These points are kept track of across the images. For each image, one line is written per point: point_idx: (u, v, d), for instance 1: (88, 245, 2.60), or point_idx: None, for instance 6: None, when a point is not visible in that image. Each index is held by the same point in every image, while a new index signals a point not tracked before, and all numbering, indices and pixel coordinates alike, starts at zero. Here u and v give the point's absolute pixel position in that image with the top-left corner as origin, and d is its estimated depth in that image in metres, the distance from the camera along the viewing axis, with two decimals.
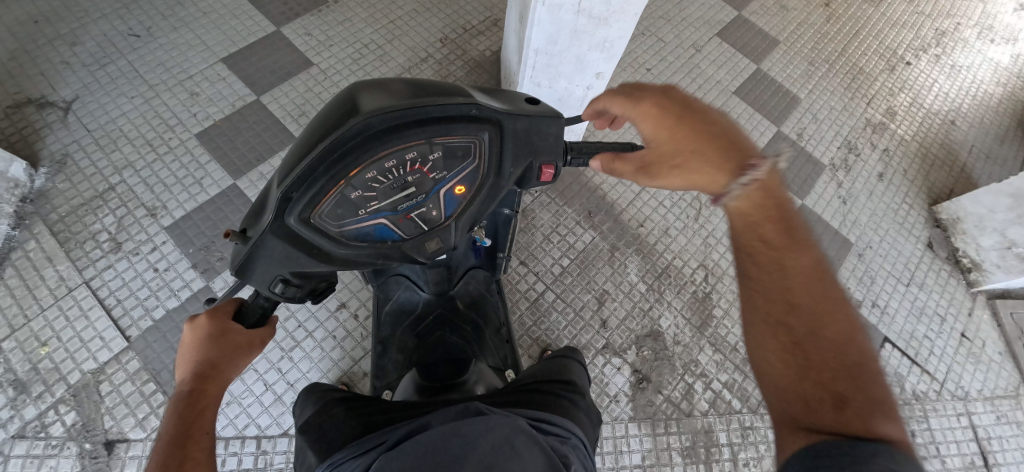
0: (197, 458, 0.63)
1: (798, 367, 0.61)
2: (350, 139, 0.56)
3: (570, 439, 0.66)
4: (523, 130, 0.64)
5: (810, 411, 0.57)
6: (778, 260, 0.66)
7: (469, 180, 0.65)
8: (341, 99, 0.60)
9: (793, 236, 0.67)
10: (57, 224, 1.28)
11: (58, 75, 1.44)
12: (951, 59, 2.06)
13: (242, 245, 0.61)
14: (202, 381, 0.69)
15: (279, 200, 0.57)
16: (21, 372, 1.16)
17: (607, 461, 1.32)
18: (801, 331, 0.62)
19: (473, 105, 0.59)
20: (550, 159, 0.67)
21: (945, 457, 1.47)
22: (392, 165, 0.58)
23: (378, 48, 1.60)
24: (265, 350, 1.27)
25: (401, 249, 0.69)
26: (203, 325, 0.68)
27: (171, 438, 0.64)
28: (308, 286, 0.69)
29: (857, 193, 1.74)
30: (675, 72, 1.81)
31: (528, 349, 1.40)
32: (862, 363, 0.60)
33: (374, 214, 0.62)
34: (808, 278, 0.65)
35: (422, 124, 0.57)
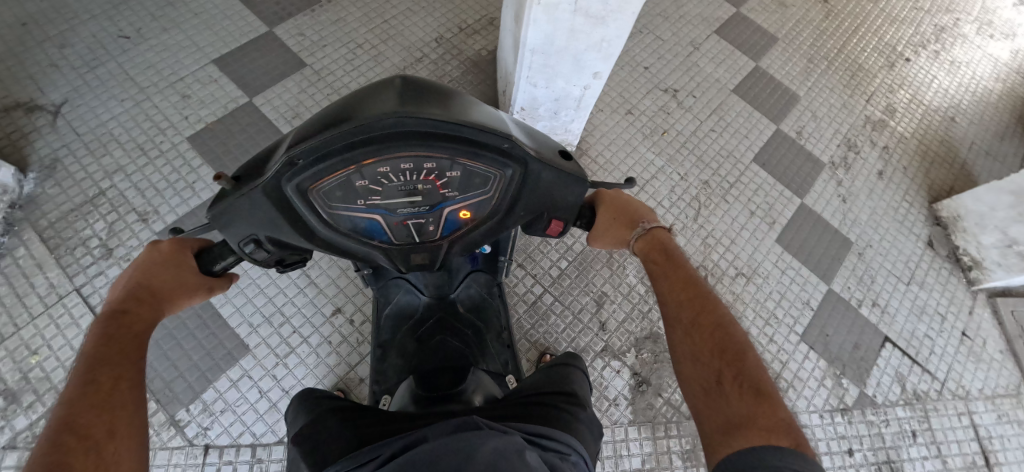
0: (120, 379, 0.62)
1: (700, 371, 0.69)
2: (376, 129, 0.53)
3: (571, 456, 0.65)
4: (544, 183, 0.63)
5: (717, 413, 0.65)
6: (669, 276, 0.76)
7: (477, 208, 0.63)
8: (384, 83, 0.58)
9: (674, 252, 0.77)
10: (46, 231, 1.26)
11: (46, 78, 1.42)
12: (951, 55, 2.04)
13: (228, 190, 0.58)
14: (137, 303, 0.67)
15: (285, 162, 0.55)
16: (11, 382, 1.14)
17: (607, 466, 1.31)
18: (696, 337, 0.71)
19: (507, 140, 0.57)
20: (562, 218, 0.69)
21: (947, 457, 1.46)
22: (407, 168, 0.56)
23: (372, 48, 1.58)
24: (260, 356, 1.26)
25: (387, 250, 0.67)
26: (162, 253, 0.68)
27: (92, 354, 0.62)
28: (278, 255, 0.66)
29: (856, 192, 1.73)
30: (673, 70, 1.80)
31: (526, 352, 1.39)
32: (747, 353, 0.69)
33: (372, 208, 0.60)
34: (693, 286, 0.75)
35: (452, 140, 0.55)
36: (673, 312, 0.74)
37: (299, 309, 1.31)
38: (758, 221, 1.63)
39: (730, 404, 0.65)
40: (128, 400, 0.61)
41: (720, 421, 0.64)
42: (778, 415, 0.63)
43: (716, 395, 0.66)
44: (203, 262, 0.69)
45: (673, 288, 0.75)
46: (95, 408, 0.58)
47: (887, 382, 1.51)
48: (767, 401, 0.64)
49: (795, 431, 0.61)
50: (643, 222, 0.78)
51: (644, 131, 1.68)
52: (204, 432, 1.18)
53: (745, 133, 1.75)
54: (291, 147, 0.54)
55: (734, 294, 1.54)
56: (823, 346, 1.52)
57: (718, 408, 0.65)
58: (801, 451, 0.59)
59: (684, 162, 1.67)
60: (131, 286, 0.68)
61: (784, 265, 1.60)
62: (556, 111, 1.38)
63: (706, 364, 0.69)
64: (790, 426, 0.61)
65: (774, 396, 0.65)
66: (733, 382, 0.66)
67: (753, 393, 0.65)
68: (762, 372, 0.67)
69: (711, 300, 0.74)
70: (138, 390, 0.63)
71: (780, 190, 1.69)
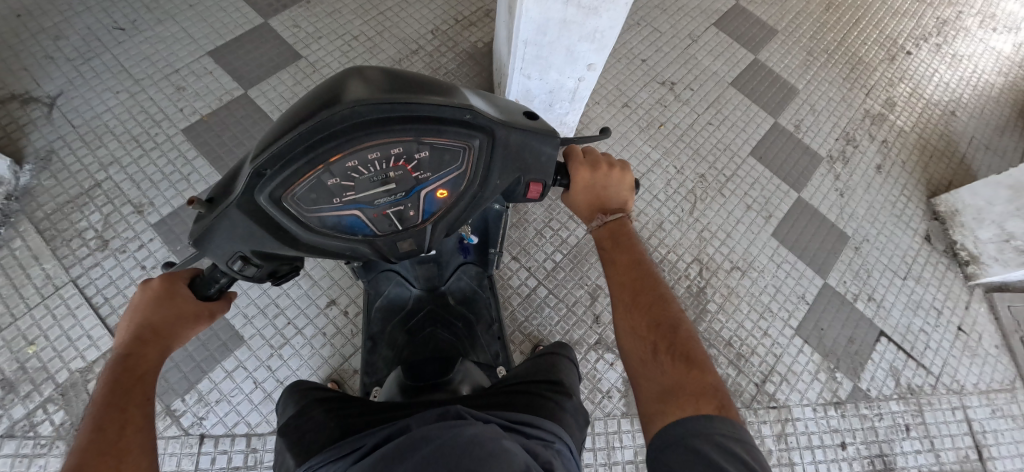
0: (134, 421, 0.62)
1: (638, 343, 0.72)
2: (335, 125, 0.54)
3: (554, 444, 0.65)
4: (514, 146, 0.63)
5: (651, 383, 0.68)
6: (614, 257, 0.78)
7: (452, 185, 0.63)
8: (330, 82, 0.58)
9: (628, 235, 0.78)
10: (43, 222, 1.27)
11: (42, 70, 1.42)
12: (952, 49, 2.02)
13: (204, 213, 0.59)
14: (141, 343, 0.68)
15: (252, 175, 0.56)
16: (8, 372, 1.16)
17: (599, 457, 1.32)
18: (634, 311, 0.74)
19: (467, 110, 0.58)
20: (539, 178, 0.68)
21: (940, 451, 1.46)
22: (375, 157, 0.56)
23: (367, 40, 1.58)
24: (254, 347, 1.27)
25: (372, 243, 0.67)
26: (155, 289, 0.68)
27: (103, 401, 0.63)
28: (268, 267, 0.67)
29: (854, 186, 1.72)
30: (670, 63, 1.78)
31: (520, 345, 1.40)
32: (681, 325, 0.72)
33: (349, 204, 0.60)
34: (636, 264, 0.78)
35: (413, 121, 0.56)
36: (616, 291, 0.77)
37: (293, 301, 1.32)
38: (755, 215, 1.63)
39: (662, 373, 0.68)
40: (138, 441, 0.61)
41: (653, 390, 0.67)
42: (706, 379, 0.66)
43: (650, 366, 0.69)
44: (198, 290, 0.69)
45: (619, 266, 0.78)
46: (107, 453, 0.58)
47: (881, 376, 1.51)
48: (696, 367, 0.67)
49: (721, 395, 0.65)
50: (600, 215, 0.78)
51: (641, 124, 1.68)
52: (199, 422, 1.20)
53: (742, 127, 1.74)
54: (254, 159, 0.55)
55: (730, 288, 1.54)
56: (818, 340, 1.52)
57: (651, 377, 0.68)
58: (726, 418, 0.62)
59: (681, 155, 1.66)
60: (133, 328, 0.68)
61: (780, 259, 1.59)
62: (550, 103, 1.38)
63: (643, 336, 0.72)
64: (716, 390, 0.65)
65: (703, 362, 0.68)
66: (665, 351, 0.69)
67: (683, 361, 0.68)
68: (694, 341, 0.70)
69: (651, 276, 0.77)
70: (148, 431, 0.63)
71: (777, 184, 1.68)
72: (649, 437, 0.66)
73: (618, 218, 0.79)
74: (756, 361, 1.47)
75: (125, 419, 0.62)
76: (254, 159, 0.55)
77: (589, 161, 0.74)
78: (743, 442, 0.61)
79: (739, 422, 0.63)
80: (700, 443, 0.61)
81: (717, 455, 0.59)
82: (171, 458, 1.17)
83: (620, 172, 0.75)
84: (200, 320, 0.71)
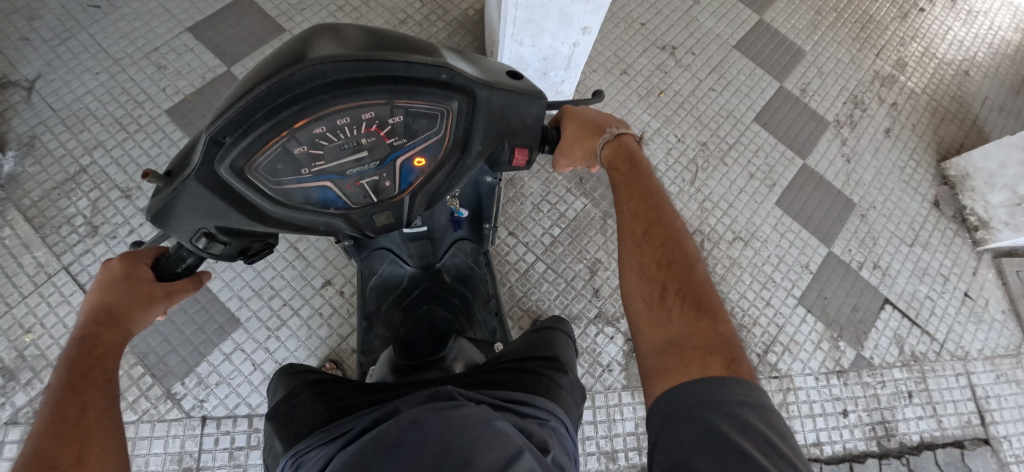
0: (98, 404, 0.60)
1: (645, 284, 0.69)
2: (295, 88, 0.49)
3: (549, 422, 0.64)
4: (497, 108, 0.59)
5: (659, 332, 0.66)
6: (624, 187, 0.74)
7: (430, 152, 0.60)
8: (297, 39, 0.52)
9: (640, 165, 0.73)
10: (30, 210, 1.25)
11: (18, 53, 1.38)
12: (968, 4, 1.93)
13: (162, 188, 0.55)
14: (99, 327, 0.65)
15: (210, 143, 0.51)
16: (7, 360, 1.16)
17: (600, 430, 1.32)
18: (645, 250, 0.70)
19: (444, 70, 0.53)
20: (524, 142, 0.65)
21: (942, 417, 1.46)
22: (345, 122, 0.53)
23: (353, 10, 1.51)
24: (251, 329, 1.27)
25: (348, 217, 0.65)
26: (115, 268, 0.66)
27: (60, 384, 0.60)
28: (237, 245, 0.64)
29: (861, 151, 1.67)
30: (671, 26, 1.71)
31: (519, 320, 1.38)
32: (695, 269, 0.68)
33: (319, 175, 0.58)
34: (651, 200, 0.73)
35: (382, 82, 0.52)
36: (625, 225, 0.74)
37: (288, 282, 1.31)
38: (758, 184, 1.59)
39: (670, 320, 0.65)
40: (102, 422, 0.59)
41: (662, 339, 0.65)
42: (715, 331, 0.63)
43: (658, 311, 0.67)
44: (162, 270, 0.67)
45: (630, 196, 0.74)
46: (68, 436, 0.56)
47: (885, 345, 1.50)
48: (708, 318, 0.64)
49: (732, 349, 0.62)
50: (610, 129, 0.72)
51: (640, 91, 1.62)
52: (200, 405, 1.20)
53: (746, 92, 1.68)
54: (209, 127, 0.50)
55: (732, 259, 1.51)
56: (821, 309, 1.50)
57: (657, 326, 0.66)
58: (735, 376, 0.59)
59: (681, 123, 1.61)
60: (91, 310, 0.66)
61: (784, 229, 1.56)
62: (544, 72, 1.33)
63: (652, 277, 0.69)
64: (727, 343, 0.62)
65: (716, 311, 0.65)
66: (675, 295, 0.66)
67: (693, 310, 0.65)
68: (708, 286, 0.67)
69: (667, 214, 0.72)
70: (112, 413, 0.61)
71: (782, 150, 1.64)
72: (651, 391, 0.63)
73: (624, 136, 0.73)
74: (758, 332, 1.46)
75: (84, 401, 0.59)
76: (210, 126, 0.51)
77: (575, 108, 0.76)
78: (759, 406, 0.57)
79: (753, 379, 0.60)
80: (711, 413, 0.57)
81: (729, 425, 0.56)
82: (174, 440, 1.18)
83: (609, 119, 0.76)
84: (162, 299, 0.68)
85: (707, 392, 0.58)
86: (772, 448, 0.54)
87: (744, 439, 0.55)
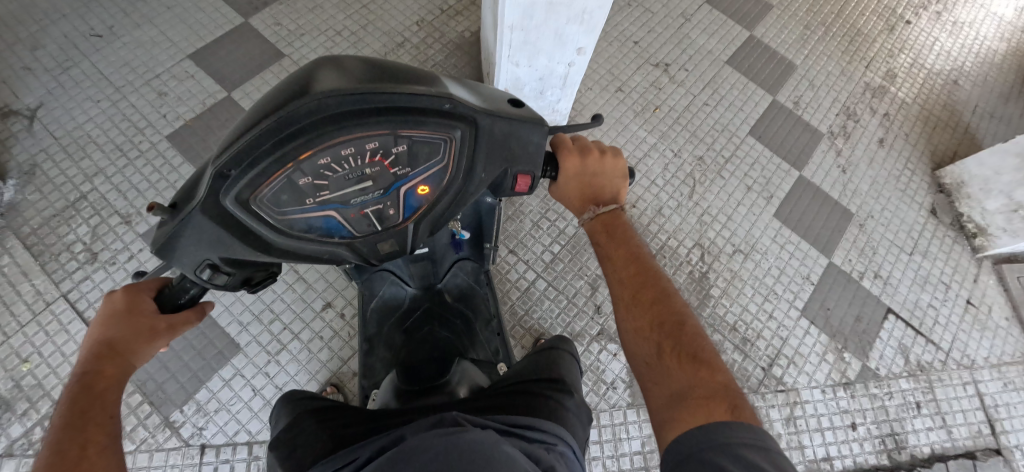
0: (97, 443, 0.60)
1: (642, 345, 0.69)
2: (300, 121, 0.50)
3: (557, 446, 0.62)
4: (500, 136, 0.60)
5: (662, 388, 0.66)
6: (611, 254, 0.76)
7: (434, 180, 0.60)
8: (302, 73, 0.53)
9: (623, 229, 0.77)
10: (30, 238, 1.25)
11: (20, 82, 1.39)
12: (953, 16, 1.97)
13: (167, 219, 0.55)
14: (104, 362, 0.65)
15: (216, 175, 0.52)
16: (3, 390, 1.14)
17: (606, 450, 1.30)
18: (638, 312, 0.72)
19: (446, 99, 0.54)
20: (527, 169, 0.65)
21: (952, 427, 1.44)
22: (349, 153, 0.53)
23: (351, 34, 1.54)
24: (251, 354, 1.26)
25: (351, 246, 0.64)
26: (116, 302, 0.64)
27: (63, 423, 0.60)
28: (241, 275, 0.64)
29: (856, 161, 1.69)
30: (663, 44, 1.74)
31: (521, 339, 1.37)
32: (687, 324, 0.69)
33: (324, 205, 0.57)
34: (637, 264, 0.75)
35: (386, 113, 0.52)
36: (617, 290, 0.75)
37: (288, 306, 1.30)
38: (756, 196, 1.60)
39: (671, 377, 0.65)
40: (99, 464, 0.58)
41: (664, 395, 0.65)
42: (716, 380, 0.64)
43: (658, 369, 0.67)
44: (162, 304, 0.64)
45: (617, 262, 0.76)
46: None
47: (890, 354, 1.49)
48: (706, 367, 0.65)
49: (734, 395, 0.62)
50: (593, 206, 0.76)
51: (635, 108, 1.64)
52: (198, 433, 1.18)
53: (739, 106, 1.70)
54: (217, 160, 0.51)
55: (733, 272, 1.51)
56: (824, 320, 1.50)
57: (661, 382, 0.66)
58: (741, 421, 0.59)
59: (677, 138, 1.62)
60: (96, 343, 0.66)
61: (783, 241, 1.56)
62: (541, 91, 1.34)
63: (648, 337, 0.69)
64: (728, 392, 0.62)
65: (713, 361, 0.66)
66: (672, 352, 0.67)
67: (692, 363, 0.65)
68: (701, 339, 0.68)
69: (654, 275, 0.74)
70: (112, 452, 0.60)
71: (777, 163, 1.65)
72: (663, 448, 0.62)
73: (612, 210, 0.76)
74: (762, 345, 1.45)
75: (84, 441, 0.60)
76: (217, 159, 0.51)
77: (579, 146, 0.69)
78: (767, 449, 0.57)
79: (758, 423, 0.60)
80: (722, 458, 0.57)
81: (738, 469, 0.56)
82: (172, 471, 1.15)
83: (613, 159, 0.71)
84: (164, 332, 0.67)
85: (717, 440, 0.58)
86: None
87: None
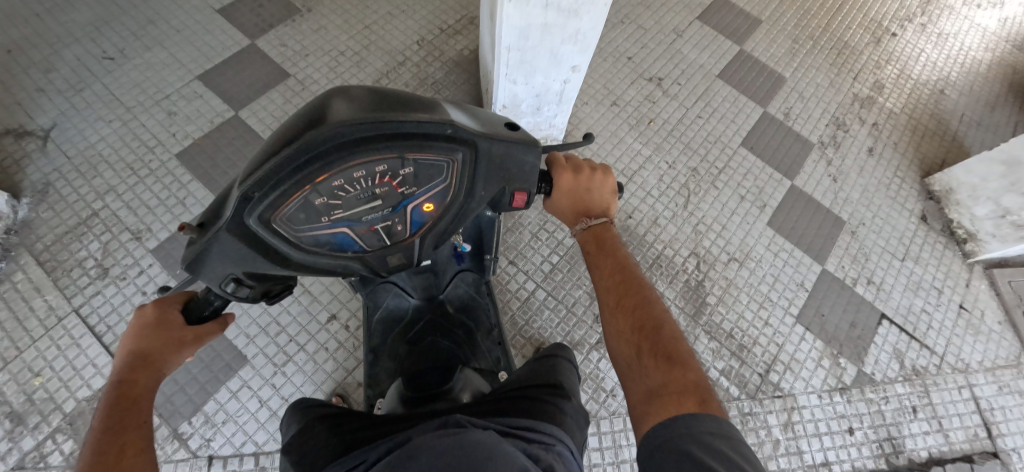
0: (133, 446, 0.63)
1: (623, 346, 0.73)
2: (316, 147, 0.53)
3: (555, 446, 0.65)
4: (497, 157, 0.63)
5: (640, 386, 0.69)
6: (599, 262, 0.80)
7: (438, 198, 0.64)
8: (315, 103, 0.56)
9: (611, 240, 0.80)
10: (43, 254, 1.29)
11: (34, 104, 1.44)
12: (938, 28, 2.03)
13: (196, 239, 0.58)
14: (136, 371, 0.68)
15: (240, 199, 0.54)
16: (16, 404, 1.17)
17: (607, 457, 1.32)
18: (620, 315, 0.75)
19: (449, 125, 0.57)
20: (523, 185, 0.68)
21: (948, 431, 1.46)
22: (360, 175, 0.56)
23: (354, 54, 1.59)
24: (258, 366, 1.28)
25: (362, 259, 0.68)
26: (148, 313, 0.68)
27: (100, 428, 0.63)
28: (261, 287, 0.67)
29: (847, 170, 1.73)
30: (656, 59, 1.79)
31: (521, 348, 1.40)
32: (665, 327, 0.72)
33: (338, 222, 0.61)
34: (622, 271, 0.78)
35: (394, 139, 0.55)
36: (602, 295, 0.78)
37: (294, 318, 1.33)
38: (749, 205, 1.63)
39: (647, 375, 0.69)
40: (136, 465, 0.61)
41: (641, 393, 0.68)
42: (688, 377, 0.66)
43: (636, 368, 0.70)
44: (191, 314, 0.68)
45: (604, 270, 0.79)
46: None
47: (885, 359, 1.51)
48: (679, 366, 0.67)
49: (704, 391, 0.65)
50: (586, 218, 0.80)
51: (630, 121, 1.68)
52: (206, 444, 1.21)
53: (732, 118, 1.74)
54: (241, 184, 0.54)
55: (728, 280, 1.54)
56: (819, 326, 1.52)
57: (639, 381, 0.69)
58: (708, 415, 0.62)
59: (672, 150, 1.67)
60: (127, 354, 0.68)
61: (777, 249, 1.59)
62: (538, 107, 1.39)
63: (628, 339, 0.73)
64: (697, 388, 0.65)
65: (687, 360, 0.68)
66: (649, 352, 0.70)
67: (666, 362, 0.68)
68: (678, 340, 0.71)
69: (637, 280, 0.77)
70: (147, 454, 0.63)
71: (770, 173, 1.69)
72: (639, 440, 0.65)
73: (602, 223, 0.80)
74: (758, 351, 1.47)
75: (121, 444, 0.62)
76: (241, 183, 0.54)
77: (572, 165, 0.74)
78: (729, 437, 0.61)
79: (724, 417, 0.63)
80: (690, 446, 0.60)
81: (705, 455, 0.59)
82: None
83: (603, 176, 0.75)
84: (191, 342, 0.70)
85: (686, 431, 0.61)
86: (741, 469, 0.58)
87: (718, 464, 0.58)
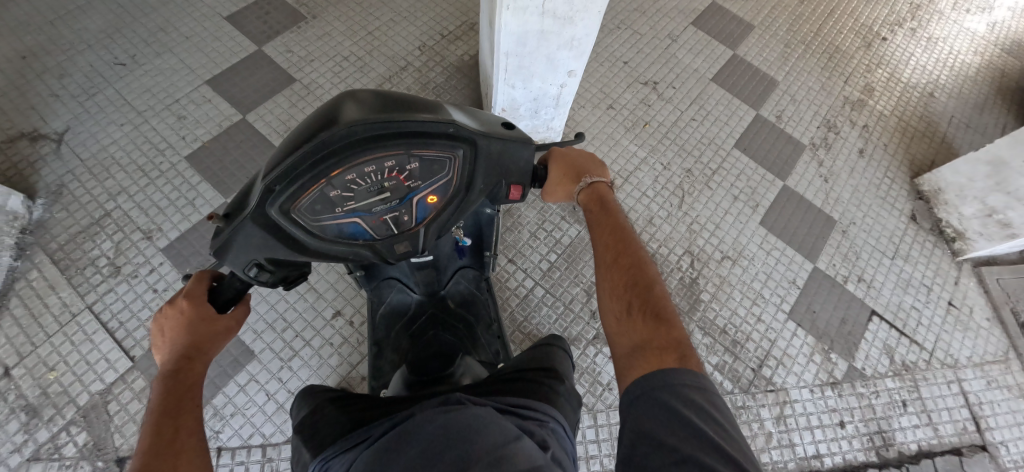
0: (187, 427, 0.67)
1: (617, 302, 0.76)
2: (332, 144, 0.57)
3: (549, 423, 0.69)
4: (495, 153, 0.67)
5: (626, 340, 0.73)
6: (598, 222, 0.82)
7: (442, 191, 0.68)
8: (327, 106, 0.61)
9: (611, 203, 0.82)
10: (57, 253, 1.33)
11: (48, 108, 1.49)
12: (927, 32, 2.07)
13: (223, 227, 0.62)
14: (186, 359, 0.72)
15: (263, 190, 0.59)
16: (32, 397, 1.21)
17: (603, 449, 1.36)
18: (615, 272, 0.78)
19: (450, 125, 0.62)
20: (518, 180, 0.73)
21: (938, 424, 1.50)
22: (371, 170, 0.61)
23: (357, 59, 1.64)
24: (265, 360, 1.32)
25: (372, 247, 0.72)
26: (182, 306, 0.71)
27: (157, 410, 0.67)
28: (281, 273, 0.71)
29: (838, 171, 1.77)
30: (651, 63, 1.84)
31: (520, 344, 1.44)
32: (655, 288, 0.75)
33: (350, 213, 0.65)
34: (620, 230, 0.80)
35: (401, 137, 0.59)
36: (600, 254, 0.81)
37: (300, 314, 1.37)
38: (742, 205, 1.68)
39: (635, 330, 0.72)
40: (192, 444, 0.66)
41: (627, 347, 0.72)
42: (673, 336, 0.70)
43: (625, 324, 0.74)
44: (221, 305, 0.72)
45: (603, 230, 0.81)
46: (165, 456, 0.63)
47: (875, 355, 1.55)
48: (665, 325, 0.71)
49: (685, 348, 0.69)
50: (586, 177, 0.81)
51: (626, 124, 1.73)
52: (215, 436, 1.25)
53: (725, 120, 1.79)
54: (265, 177, 0.59)
55: (722, 277, 1.58)
56: (811, 323, 1.56)
57: (626, 336, 0.73)
58: (688, 370, 0.66)
59: (666, 151, 1.71)
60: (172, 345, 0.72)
61: (769, 247, 1.64)
62: (535, 110, 1.43)
63: (620, 296, 0.76)
64: (679, 346, 0.69)
65: (673, 320, 0.72)
66: (639, 310, 0.73)
67: (653, 321, 0.72)
68: (667, 301, 0.74)
69: (633, 241, 0.80)
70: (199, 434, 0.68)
71: (762, 173, 1.73)
72: (622, 390, 0.70)
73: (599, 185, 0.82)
74: (751, 347, 1.51)
75: (177, 425, 0.67)
76: (265, 176, 0.59)
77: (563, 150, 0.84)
78: (705, 390, 0.65)
79: (702, 372, 0.67)
80: (669, 398, 0.64)
81: (684, 408, 0.63)
82: None
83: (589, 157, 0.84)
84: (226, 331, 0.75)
85: (666, 383, 0.65)
86: (717, 424, 0.62)
87: (695, 417, 0.62)
